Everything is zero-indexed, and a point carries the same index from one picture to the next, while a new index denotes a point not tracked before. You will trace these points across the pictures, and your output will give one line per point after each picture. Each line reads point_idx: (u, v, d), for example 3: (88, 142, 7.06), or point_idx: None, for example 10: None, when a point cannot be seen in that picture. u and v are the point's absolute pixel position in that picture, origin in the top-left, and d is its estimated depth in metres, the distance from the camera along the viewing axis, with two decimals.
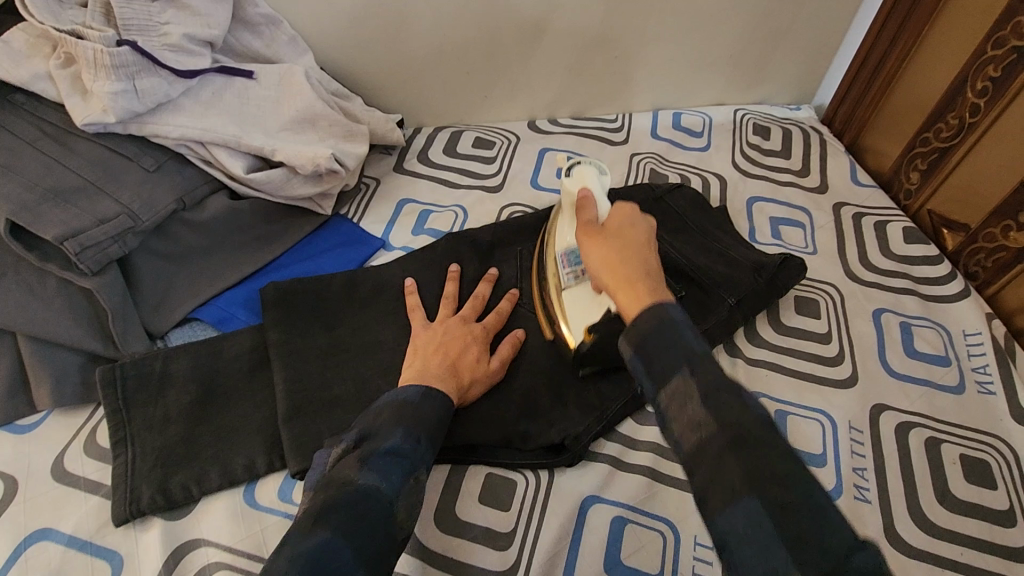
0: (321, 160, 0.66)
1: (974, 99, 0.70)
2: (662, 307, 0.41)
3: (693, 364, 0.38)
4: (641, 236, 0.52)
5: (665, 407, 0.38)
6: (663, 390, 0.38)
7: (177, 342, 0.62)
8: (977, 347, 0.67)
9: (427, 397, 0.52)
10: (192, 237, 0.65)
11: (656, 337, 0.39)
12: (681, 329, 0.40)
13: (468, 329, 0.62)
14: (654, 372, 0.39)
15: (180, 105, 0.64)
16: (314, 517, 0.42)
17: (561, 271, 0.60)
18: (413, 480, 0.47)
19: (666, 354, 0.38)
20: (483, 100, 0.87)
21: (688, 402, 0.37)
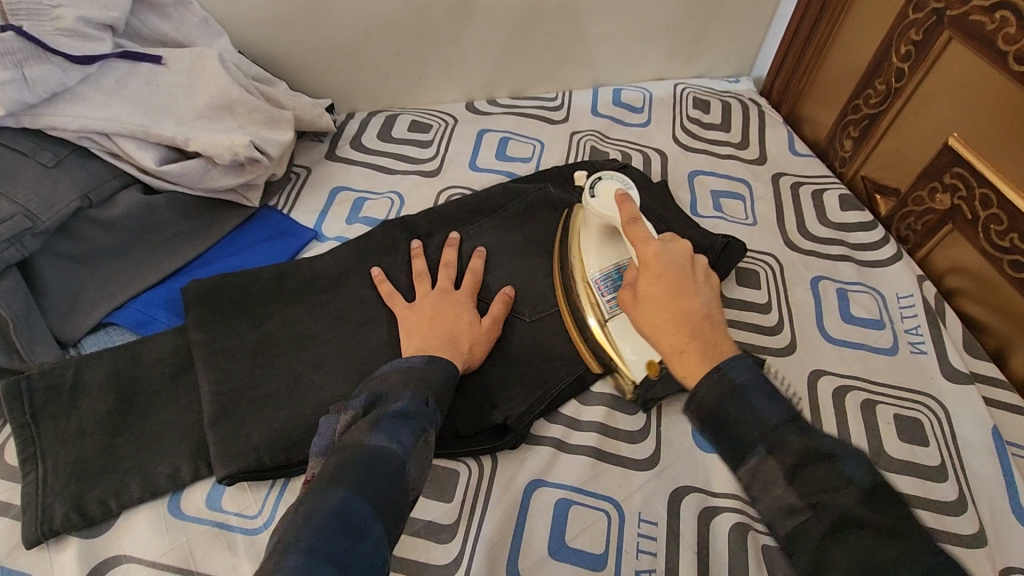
0: (239, 148, 0.63)
1: (899, 64, 0.71)
2: (723, 372, 0.43)
3: (768, 443, 0.40)
4: (679, 272, 0.50)
5: (747, 485, 0.41)
6: (743, 468, 0.41)
7: (92, 350, 0.59)
8: (909, 309, 0.68)
9: (432, 363, 0.52)
10: (102, 236, 0.61)
11: (725, 405, 0.42)
12: (751, 395, 0.42)
13: (451, 299, 0.61)
14: (730, 447, 0.42)
15: (79, 95, 0.59)
16: (328, 477, 0.38)
17: (601, 300, 0.59)
18: (425, 439, 0.45)
19: (743, 426, 0.41)
20: (418, 82, 0.84)
21: (772, 484, 0.40)
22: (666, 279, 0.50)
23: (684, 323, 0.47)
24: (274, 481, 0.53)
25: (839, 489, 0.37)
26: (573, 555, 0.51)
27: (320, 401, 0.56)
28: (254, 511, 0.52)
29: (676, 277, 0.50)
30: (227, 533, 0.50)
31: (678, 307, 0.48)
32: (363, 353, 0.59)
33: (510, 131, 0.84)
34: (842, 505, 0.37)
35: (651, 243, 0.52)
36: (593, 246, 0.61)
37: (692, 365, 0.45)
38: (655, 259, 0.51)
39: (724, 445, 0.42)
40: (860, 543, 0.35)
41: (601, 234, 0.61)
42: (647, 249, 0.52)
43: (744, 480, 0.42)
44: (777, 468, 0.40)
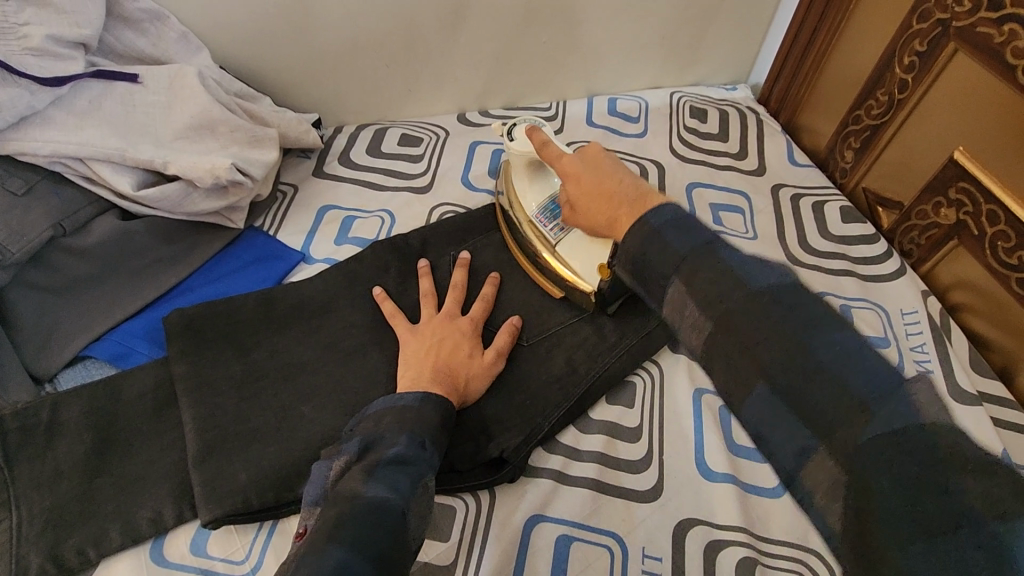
0: (220, 171, 0.60)
1: (902, 74, 0.69)
2: (642, 220, 0.41)
3: (682, 272, 0.37)
4: (594, 167, 0.52)
5: (671, 319, 0.39)
6: (668, 305, 0.39)
7: (68, 385, 0.56)
8: (915, 326, 0.67)
9: (427, 402, 0.50)
10: (77, 265, 0.58)
11: (645, 250, 0.40)
12: (667, 234, 0.39)
13: (455, 324, 0.59)
14: (654, 292, 0.40)
15: (50, 118, 0.57)
16: (325, 534, 0.37)
17: (545, 231, 0.62)
18: (423, 484, 0.44)
19: (658, 264, 0.39)
20: (408, 94, 0.82)
21: (687, 306, 0.37)
22: (590, 176, 0.51)
23: (614, 200, 0.47)
24: (262, 523, 0.51)
25: (737, 293, 0.34)
26: None
27: (310, 437, 0.53)
28: (241, 556, 0.49)
29: (594, 169, 0.51)
30: None
31: (604, 191, 0.49)
32: (354, 384, 0.57)
33: (504, 144, 0.82)
34: (738, 310, 0.34)
35: (564, 159, 0.55)
36: (522, 186, 0.66)
37: (621, 225, 0.44)
38: (572, 168, 0.54)
39: (651, 289, 0.40)
40: (755, 337, 0.33)
41: (529, 171, 0.65)
42: (566, 164, 0.55)
43: (668, 318, 0.39)
44: (686, 293, 0.37)
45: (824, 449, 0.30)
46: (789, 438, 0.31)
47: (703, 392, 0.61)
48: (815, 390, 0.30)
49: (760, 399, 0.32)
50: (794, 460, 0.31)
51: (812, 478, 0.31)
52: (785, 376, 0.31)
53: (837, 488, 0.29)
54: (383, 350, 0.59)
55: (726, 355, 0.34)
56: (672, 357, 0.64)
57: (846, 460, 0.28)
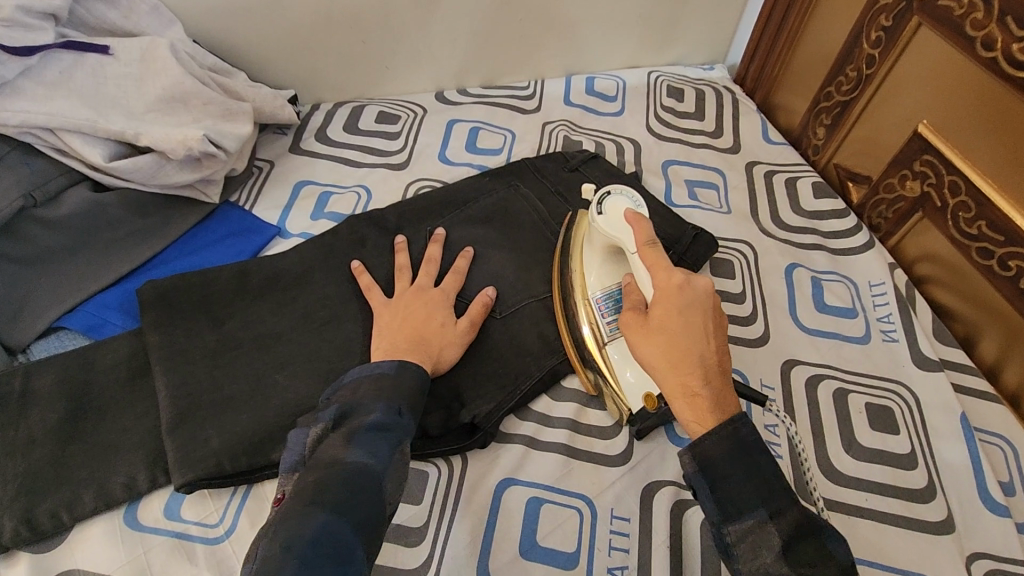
0: (192, 143, 0.60)
1: (869, 50, 0.70)
2: (735, 428, 0.41)
3: (770, 511, 0.39)
4: (699, 310, 0.46)
5: (732, 541, 0.40)
6: (732, 525, 0.40)
7: (41, 356, 0.56)
8: (881, 297, 0.68)
9: (403, 369, 0.50)
10: (48, 237, 0.58)
11: (729, 463, 0.41)
12: (755, 452, 0.41)
13: (427, 295, 0.60)
14: (724, 503, 0.41)
15: (19, 87, 0.57)
16: (306, 499, 0.37)
17: (600, 321, 0.56)
18: (400, 453, 0.45)
19: (745, 493, 0.40)
20: (385, 71, 0.82)
21: (761, 548, 0.39)
22: (684, 317, 0.45)
23: (695, 366, 0.43)
24: (236, 488, 0.52)
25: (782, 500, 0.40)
26: (545, 554, 0.51)
27: (284, 403, 0.54)
28: (215, 519, 0.50)
29: (698, 314, 0.46)
30: (186, 543, 0.49)
31: (688, 348, 0.44)
32: (329, 353, 0.58)
33: (481, 122, 0.82)
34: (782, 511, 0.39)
35: (676, 274, 0.48)
36: (595, 266, 0.58)
37: (701, 414, 0.42)
38: (673, 292, 0.47)
39: (718, 499, 0.41)
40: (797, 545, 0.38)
41: (605, 253, 0.58)
42: (670, 282, 0.48)
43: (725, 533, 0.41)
44: (773, 538, 0.39)
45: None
46: None
47: None
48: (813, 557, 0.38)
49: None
50: None
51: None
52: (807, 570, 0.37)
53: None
54: (358, 320, 0.60)
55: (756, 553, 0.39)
56: None
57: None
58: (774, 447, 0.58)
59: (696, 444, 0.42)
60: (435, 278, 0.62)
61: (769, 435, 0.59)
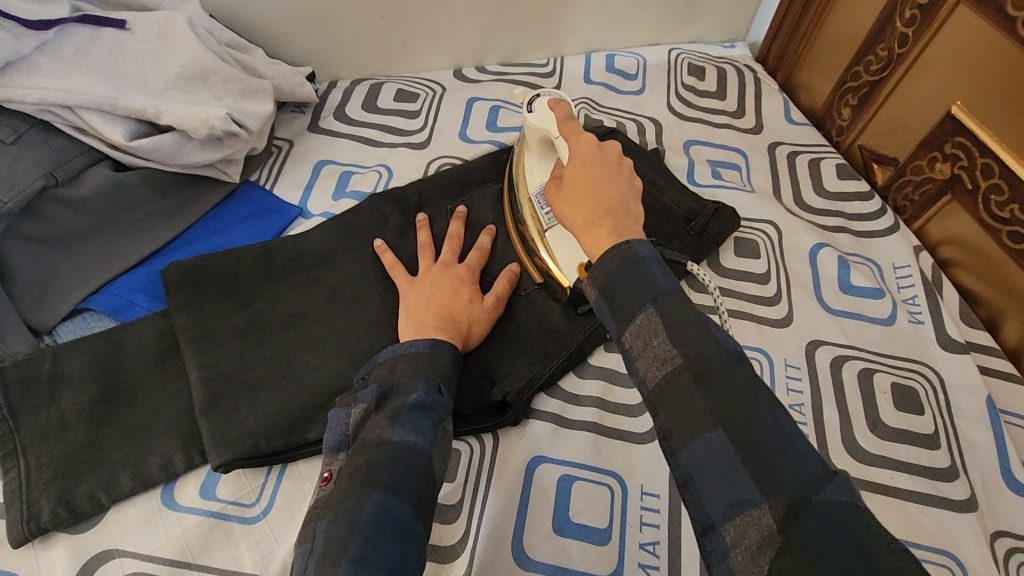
0: (216, 122, 0.59)
1: (902, 29, 0.69)
2: (628, 245, 0.41)
3: (657, 302, 0.38)
4: (603, 158, 0.48)
5: (629, 343, 0.38)
6: (629, 326, 0.38)
7: (68, 338, 0.55)
8: (906, 279, 0.69)
9: (436, 349, 0.50)
10: (70, 217, 0.57)
11: (619, 273, 0.40)
12: (646, 264, 0.40)
13: (453, 272, 0.59)
14: (620, 312, 0.39)
15: (36, 64, 0.55)
16: (358, 480, 0.39)
17: (540, 212, 0.61)
18: (444, 431, 0.45)
19: (632, 295, 0.39)
20: (403, 48, 0.80)
21: (654, 336, 0.37)
22: (587, 164, 0.47)
23: (595, 204, 0.44)
24: (271, 467, 0.52)
25: (716, 352, 0.35)
26: (577, 531, 0.51)
27: (315, 384, 0.54)
28: (251, 499, 0.50)
29: (595, 163, 0.47)
30: (223, 522, 0.49)
31: (588, 187, 0.45)
32: (356, 334, 0.57)
33: (501, 100, 0.81)
34: (715, 361, 0.35)
35: (584, 136, 0.51)
36: (534, 167, 0.64)
37: (598, 240, 0.42)
38: (579, 148, 0.50)
39: (614, 306, 0.39)
40: (742, 416, 0.33)
41: (541, 150, 0.63)
42: (578, 141, 0.51)
43: (625, 343, 0.39)
44: (658, 323, 0.37)
45: (766, 508, 0.30)
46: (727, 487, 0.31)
47: None
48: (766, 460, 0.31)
49: (709, 445, 0.33)
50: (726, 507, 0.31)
51: (735, 530, 0.31)
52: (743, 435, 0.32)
53: (765, 541, 0.29)
54: (384, 300, 0.59)
55: (682, 395, 0.34)
56: None
57: (790, 512, 0.29)
58: (800, 426, 0.59)
59: (592, 265, 0.41)
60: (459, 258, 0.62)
61: (795, 414, 0.59)
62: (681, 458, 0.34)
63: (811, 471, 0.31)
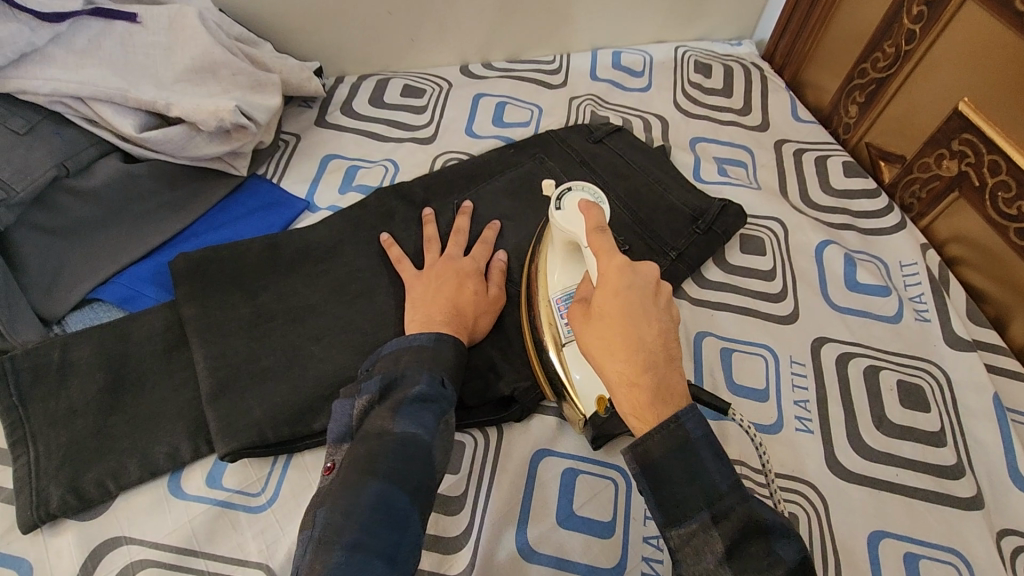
0: (224, 114, 0.59)
1: (910, 25, 0.69)
2: (677, 422, 0.39)
3: (713, 512, 0.38)
4: (642, 295, 0.42)
5: (676, 547, 0.39)
6: (675, 529, 0.39)
7: (78, 327, 0.56)
8: (913, 277, 0.68)
9: (440, 342, 0.50)
10: (80, 208, 0.58)
11: (670, 458, 0.39)
12: (700, 453, 0.39)
13: (460, 266, 0.59)
14: (670, 514, 0.39)
15: (49, 55, 0.56)
16: (360, 467, 0.40)
17: (559, 325, 0.52)
18: (446, 422, 0.46)
19: (685, 496, 0.39)
20: (410, 43, 0.80)
21: (703, 551, 0.37)
22: (623, 300, 0.42)
23: (636, 353, 0.40)
24: (277, 457, 0.52)
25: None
26: (581, 524, 0.51)
27: (321, 375, 0.54)
28: (257, 489, 0.51)
29: (635, 299, 0.42)
30: (229, 511, 0.49)
31: (627, 332, 0.41)
32: (362, 327, 0.57)
33: (508, 96, 0.81)
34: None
35: (618, 258, 0.45)
36: (555, 267, 0.55)
37: (640, 405, 0.40)
38: (612, 278, 0.43)
39: (662, 501, 0.40)
40: None
41: (567, 252, 0.55)
42: (610, 265, 0.44)
43: (672, 543, 0.39)
44: (713, 542, 0.37)
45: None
46: None
47: (704, 336, 0.63)
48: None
49: None
50: None
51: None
52: None
53: None
54: (390, 293, 0.59)
55: None
56: (676, 303, 0.65)
57: None
58: (805, 422, 0.58)
59: (642, 439, 0.40)
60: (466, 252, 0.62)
61: (800, 410, 0.59)
62: None
63: None
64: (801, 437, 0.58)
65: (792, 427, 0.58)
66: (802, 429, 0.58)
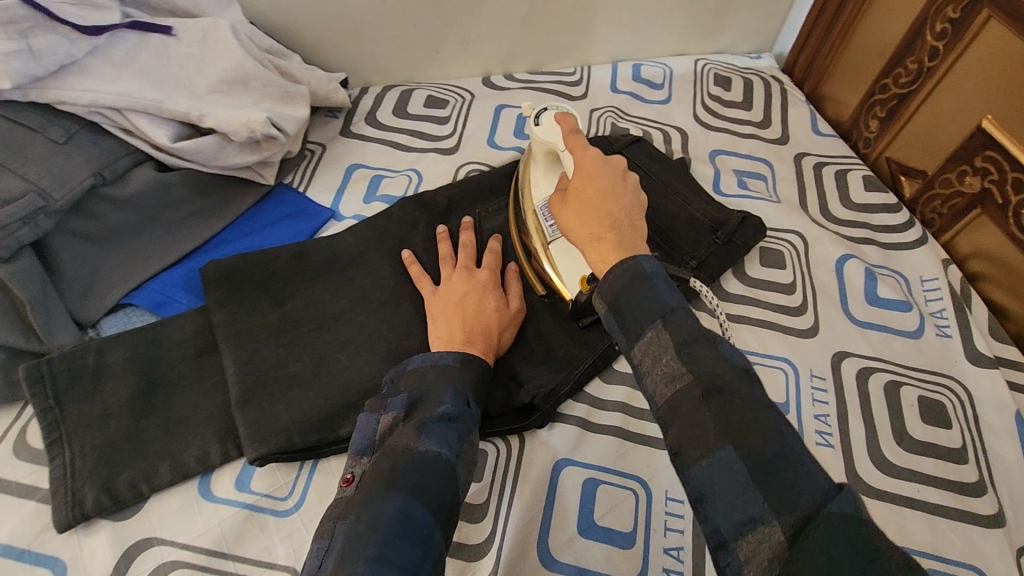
0: (256, 125, 0.61)
1: (933, 42, 0.69)
2: (635, 261, 0.41)
3: (666, 319, 0.38)
4: (609, 173, 0.49)
5: (637, 361, 0.39)
6: (637, 345, 0.39)
7: (111, 331, 0.57)
8: (934, 292, 0.68)
9: (467, 362, 0.51)
10: (115, 215, 0.59)
11: (629, 291, 0.40)
12: (656, 284, 0.40)
13: (477, 279, 0.60)
14: (629, 329, 0.39)
15: (89, 67, 0.57)
16: (384, 483, 0.40)
17: (544, 224, 0.60)
18: (469, 444, 0.46)
19: (641, 312, 0.39)
20: (433, 55, 0.82)
21: (664, 354, 0.37)
22: (594, 178, 0.49)
23: (604, 219, 0.45)
24: (303, 462, 0.53)
25: (731, 377, 0.35)
26: (602, 534, 0.52)
27: (347, 383, 0.55)
28: (284, 493, 0.51)
29: (601, 178, 0.49)
30: (257, 514, 0.50)
31: (597, 203, 0.47)
32: (387, 335, 0.58)
33: (529, 107, 0.82)
34: (729, 387, 0.35)
35: (589, 149, 0.53)
36: (537, 178, 0.63)
37: (607, 255, 0.43)
38: (586, 162, 0.51)
39: (623, 323, 0.40)
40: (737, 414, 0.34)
41: (547, 161, 0.62)
42: (582, 156, 0.52)
43: (633, 360, 0.39)
44: (667, 341, 0.38)
45: (776, 524, 0.31)
46: (739, 507, 0.32)
47: None
48: (779, 479, 0.32)
49: (721, 463, 0.33)
50: (735, 527, 0.32)
51: (746, 548, 0.31)
52: (753, 450, 0.33)
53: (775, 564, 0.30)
54: (414, 301, 0.60)
55: (694, 413, 0.35)
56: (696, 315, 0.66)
57: (800, 531, 0.30)
58: (826, 437, 0.59)
59: (603, 280, 0.42)
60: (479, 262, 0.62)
61: (821, 424, 0.59)
62: (691, 475, 0.34)
63: (822, 489, 0.31)
64: (822, 452, 0.58)
65: (813, 441, 0.58)
66: (823, 443, 0.58)
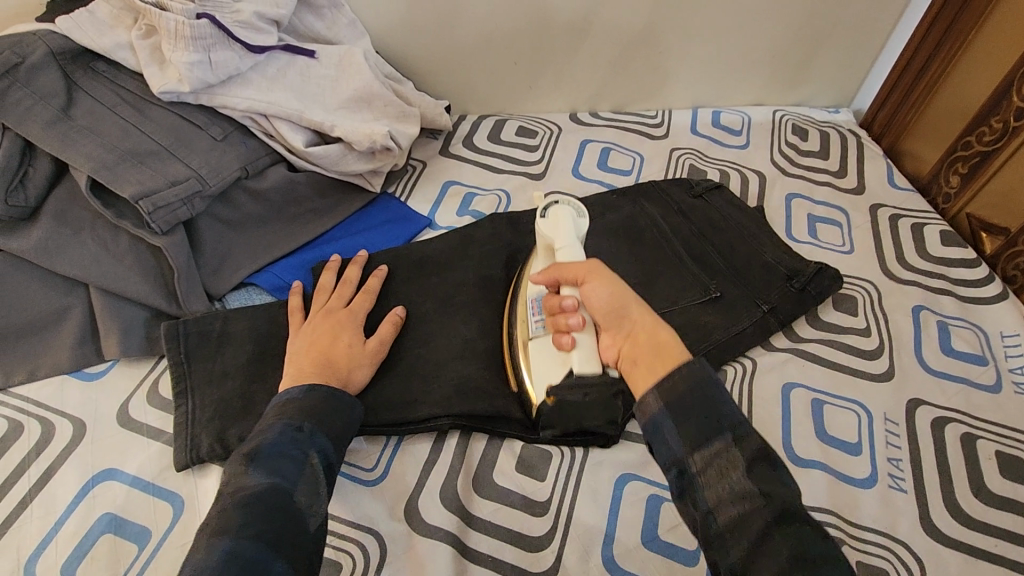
0: (377, 137, 0.69)
1: (1019, 103, 0.72)
2: (702, 366, 0.43)
3: (734, 433, 0.40)
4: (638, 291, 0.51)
5: (699, 470, 0.40)
6: (701, 454, 0.40)
7: (235, 305, 0.65)
8: (1015, 349, 0.68)
9: (310, 392, 0.51)
10: (250, 205, 0.68)
11: (696, 396, 0.42)
12: (716, 391, 0.42)
13: (335, 317, 0.61)
14: (694, 438, 0.40)
15: (248, 79, 0.66)
16: (214, 528, 0.40)
17: (531, 320, 0.58)
18: (310, 465, 0.45)
19: (705, 426, 0.41)
20: (528, 90, 0.90)
21: (730, 470, 0.39)
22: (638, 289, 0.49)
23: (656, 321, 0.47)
24: (388, 438, 0.59)
25: (784, 485, 0.39)
26: (665, 545, 0.53)
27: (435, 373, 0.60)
28: (371, 464, 0.57)
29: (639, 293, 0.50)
30: (346, 479, 0.56)
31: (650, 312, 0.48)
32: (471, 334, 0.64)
33: (612, 143, 0.88)
34: (784, 494, 0.38)
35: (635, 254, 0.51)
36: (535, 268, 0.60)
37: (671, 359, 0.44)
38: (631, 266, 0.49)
39: (686, 427, 0.41)
40: (773, 487, 0.38)
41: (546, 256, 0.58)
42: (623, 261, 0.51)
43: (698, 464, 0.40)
44: (736, 456, 0.39)
45: None
46: None
47: (793, 384, 0.65)
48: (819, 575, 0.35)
49: (765, 548, 0.36)
50: None
51: None
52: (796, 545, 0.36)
53: None
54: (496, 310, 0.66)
55: (746, 510, 0.38)
56: (765, 349, 0.67)
57: None
58: (898, 481, 0.58)
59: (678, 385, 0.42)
60: (347, 300, 0.63)
61: (893, 468, 0.59)
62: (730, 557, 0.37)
63: None
64: (893, 495, 0.57)
65: (885, 484, 0.58)
66: (895, 487, 0.58)
